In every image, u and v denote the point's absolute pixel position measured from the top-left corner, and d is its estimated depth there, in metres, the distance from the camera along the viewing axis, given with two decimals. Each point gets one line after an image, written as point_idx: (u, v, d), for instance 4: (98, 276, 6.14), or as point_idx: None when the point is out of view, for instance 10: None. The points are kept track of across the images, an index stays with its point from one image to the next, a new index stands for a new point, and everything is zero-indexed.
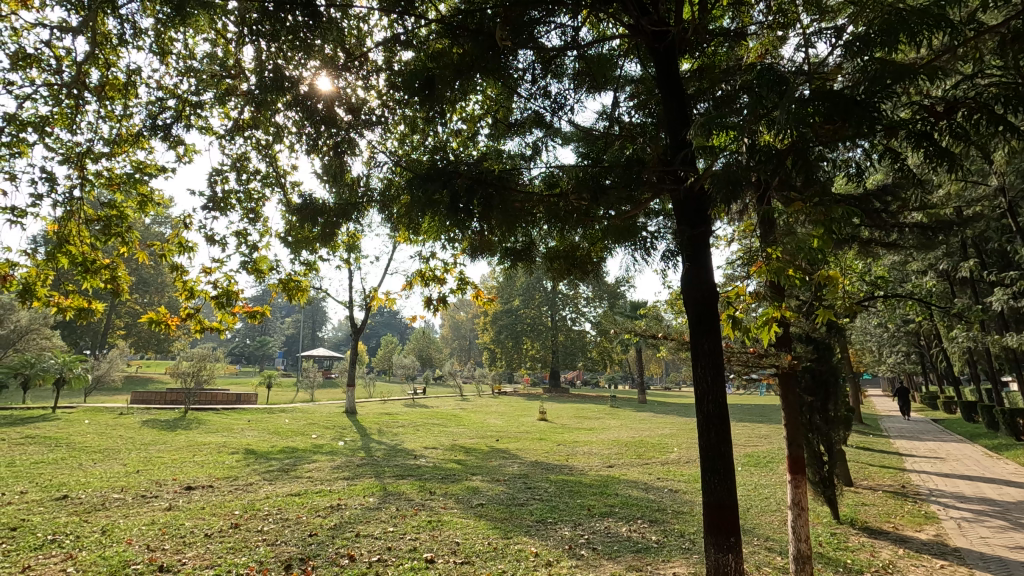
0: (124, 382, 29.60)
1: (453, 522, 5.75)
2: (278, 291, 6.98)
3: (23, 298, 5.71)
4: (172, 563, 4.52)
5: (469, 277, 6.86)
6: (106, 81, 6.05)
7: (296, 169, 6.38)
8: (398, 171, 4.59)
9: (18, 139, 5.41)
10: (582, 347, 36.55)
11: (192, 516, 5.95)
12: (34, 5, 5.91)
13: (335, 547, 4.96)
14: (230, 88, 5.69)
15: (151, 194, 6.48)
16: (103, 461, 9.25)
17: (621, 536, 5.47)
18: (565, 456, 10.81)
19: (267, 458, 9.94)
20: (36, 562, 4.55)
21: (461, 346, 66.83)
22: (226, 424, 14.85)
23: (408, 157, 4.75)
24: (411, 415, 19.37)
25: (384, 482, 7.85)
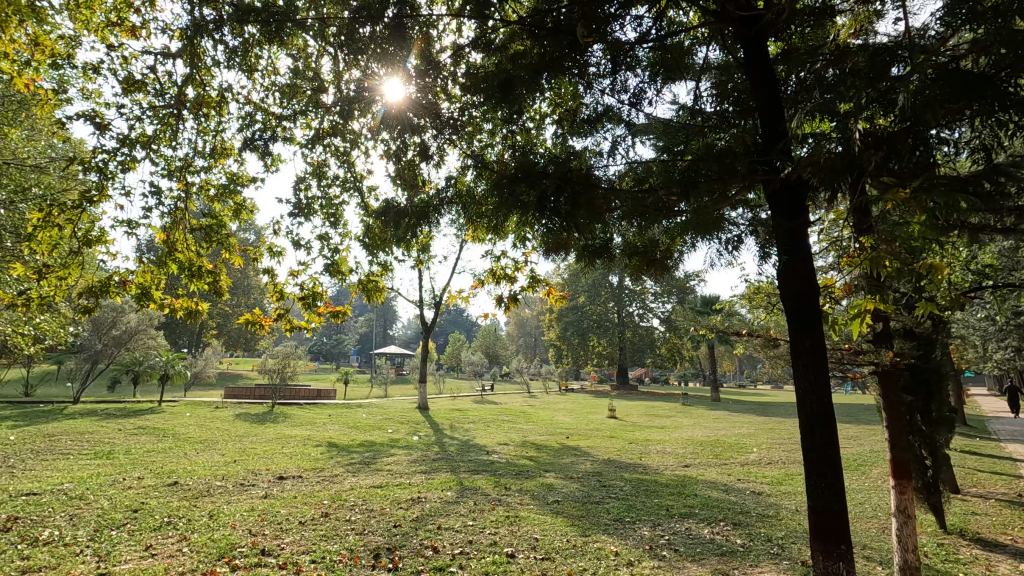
0: (217, 378, 32.03)
1: (531, 518, 5.80)
2: (357, 291, 7.29)
3: (142, 301, 6.28)
4: (272, 548, 4.85)
5: (539, 275, 6.89)
6: (202, 98, 6.57)
7: (373, 173, 6.67)
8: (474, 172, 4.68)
9: (130, 156, 5.99)
10: (651, 343, 35.78)
11: (286, 504, 6.36)
12: (140, 35, 6.49)
13: (419, 538, 5.12)
14: (310, 98, 6.02)
15: (244, 202, 7.07)
16: (204, 451, 10.04)
17: (703, 538, 5.32)
18: (639, 455, 10.65)
19: (348, 451, 10.43)
20: (157, 542, 5.04)
21: (528, 344, 67.19)
22: (310, 419, 15.71)
23: (482, 156, 4.83)
24: (480, 412, 19.68)
25: (460, 477, 8.04)
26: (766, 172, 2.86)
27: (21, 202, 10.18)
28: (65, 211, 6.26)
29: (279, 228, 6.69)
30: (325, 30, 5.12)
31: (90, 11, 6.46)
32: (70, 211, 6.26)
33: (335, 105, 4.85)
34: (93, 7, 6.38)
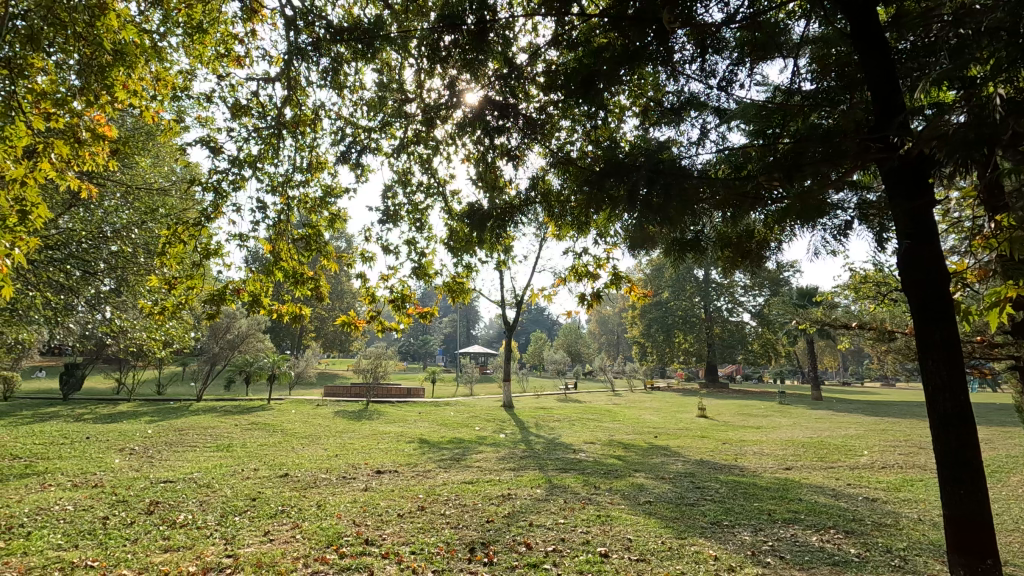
0: (317, 378, 34.34)
1: (623, 518, 5.71)
2: (443, 292, 7.54)
3: (253, 307, 6.86)
4: (375, 538, 5.12)
5: (622, 271, 6.76)
6: (299, 117, 7.06)
7: (455, 177, 6.86)
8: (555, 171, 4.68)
9: (239, 175, 6.58)
10: (742, 339, 33.99)
11: (385, 497, 6.69)
12: (244, 63, 7.09)
13: (512, 534, 5.20)
14: (394, 109, 6.30)
15: (338, 212, 7.53)
16: (309, 445, 10.80)
17: (811, 546, 4.98)
18: (734, 456, 10.16)
19: (439, 448, 10.80)
20: (273, 528, 5.48)
21: (610, 342, 66.18)
22: (401, 416, 16.42)
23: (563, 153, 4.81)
24: (564, 410, 19.66)
25: (548, 474, 8.06)
26: (879, 150, 2.60)
27: (150, 221, 11.45)
28: (188, 228, 6.98)
29: (370, 235, 7.07)
30: (407, 42, 5.33)
31: (202, 46, 7.14)
32: (191, 228, 6.97)
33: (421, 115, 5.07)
34: (204, 42, 7.05)
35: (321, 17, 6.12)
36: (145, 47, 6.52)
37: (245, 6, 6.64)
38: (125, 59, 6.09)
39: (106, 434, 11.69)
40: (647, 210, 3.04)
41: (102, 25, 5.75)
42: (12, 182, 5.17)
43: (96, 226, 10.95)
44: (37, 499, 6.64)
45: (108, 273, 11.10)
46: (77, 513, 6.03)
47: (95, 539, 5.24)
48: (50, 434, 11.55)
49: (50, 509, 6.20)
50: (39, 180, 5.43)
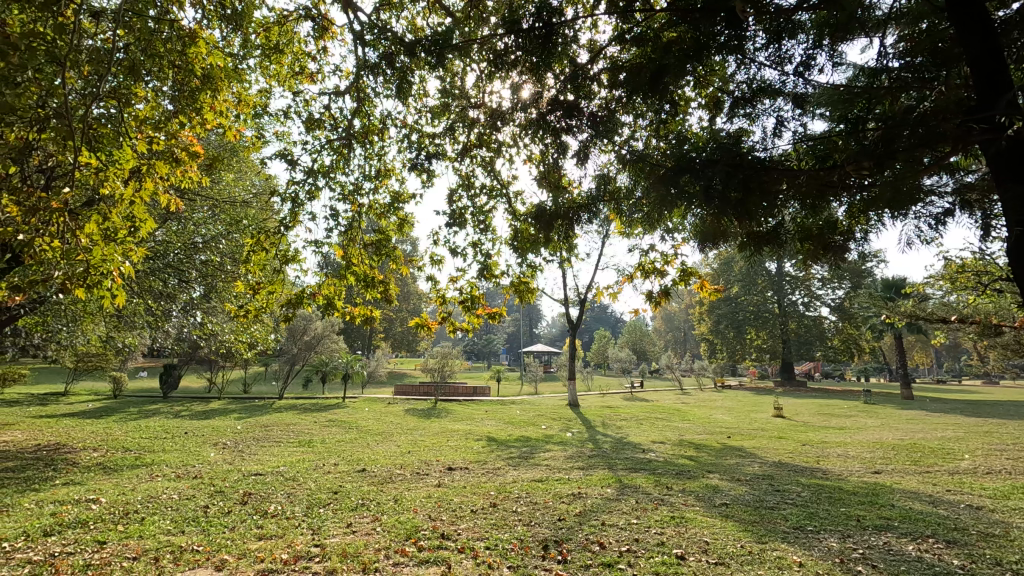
0: (387, 377, 35.62)
1: (699, 520, 5.57)
2: (510, 292, 7.64)
3: (329, 310, 7.23)
4: (450, 533, 5.28)
5: (692, 267, 6.57)
6: (368, 127, 7.37)
7: (518, 178, 6.95)
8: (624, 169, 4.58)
9: (313, 186, 6.96)
10: (820, 335, 32.17)
11: (458, 493, 6.87)
12: (317, 79, 7.48)
13: (584, 533, 5.21)
14: (458, 114, 6.46)
15: (405, 217, 7.79)
16: (384, 442, 11.25)
17: (907, 555, 4.67)
18: (816, 458, 9.64)
19: (507, 446, 10.94)
20: (355, 520, 5.76)
21: (676, 339, 64.43)
22: (469, 414, 16.75)
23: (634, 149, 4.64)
24: (632, 409, 19.33)
25: (619, 474, 7.98)
26: (985, 130, 2.39)
27: (235, 232, 12.29)
28: (269, 237, 7.46)
29: (437, 239, 7.28)
30: (470, 49, 5.46)
31: (280, 66, 7.60)
32: (273, 236, 7.45)
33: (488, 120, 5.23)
34: (281, 61, 7.49)
35: (387, 31, 6.37)
36: (229, 70, 7.02)
37: (316, 25, 7.01)
38: (213, 83, 6.60)
39: (201, 430, 12.67)
40: (722, 202, 3.01)
41: (192, 53, 6.25)
42: (122, 201, 5.73)
43: (189, 237, 11.87)
44: (148, 487, 7.32)
45: (200, 281, 12.01)
46: (182, 502, 6.59)
47: (198, 525, 5.72)
48: (155, 429, 12.67)
49: (159, 497, 6.82)
50: (145, 197, 5.98)
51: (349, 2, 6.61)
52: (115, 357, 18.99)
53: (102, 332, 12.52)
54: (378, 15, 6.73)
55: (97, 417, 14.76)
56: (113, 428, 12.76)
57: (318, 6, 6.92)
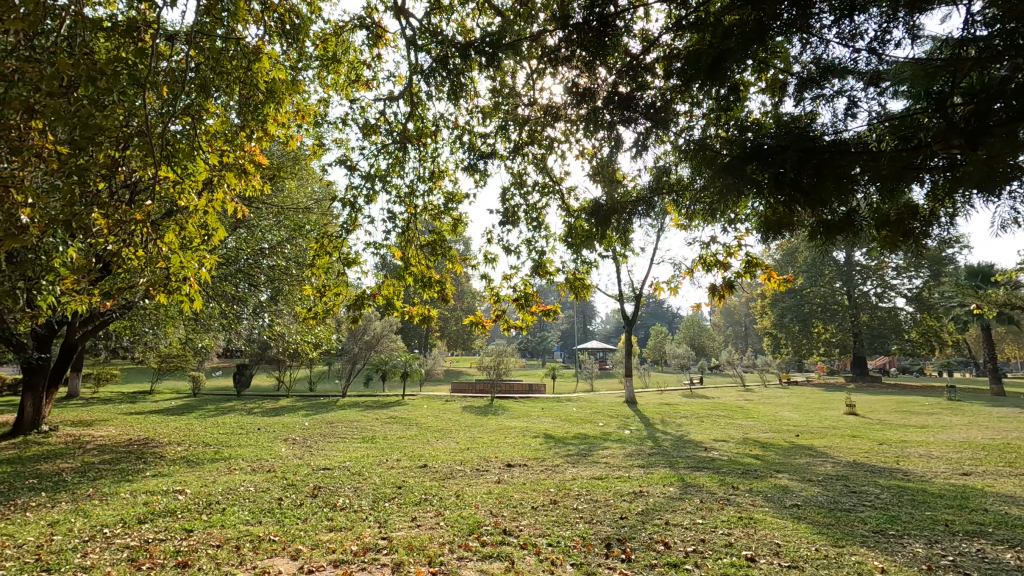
0: (444, 374, 36.32)
1: (768, 522, 5.36)
2: (564, 289, 7.60)
3: (388, 310, 7.43)
4: (512, 529, 5.32)
5: (755, 258, 6.30)
6: (421, 130, 7.52)
7: (571, 174, 6.90)
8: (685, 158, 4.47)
9: (371, 190, 7.18)
10: (896, 327, 30.21)
11: (518, 489, 6.92)
12: (371, 86, 7.69)
13: (648, 532, 5.12)
14: (509, 113, 6.50)
15: (459, 217, 7.90)
16: (443, 439, 11.47)
17: (1004, 564, 4.31)
18: (895, 458, 9.06)
19: (564, 443, 10.91)
20: (419, 515, 5.91)
21: (737, 334, 62.25)
22: (525, 412, 16.80)
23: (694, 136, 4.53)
24: (692, 406, 18.82)
25: (681, 473, 7.81)
26: None
27: (298, 237, 12.84)
28: (330, 240, 7.76)
29: (491, 237, 7.34)
30: (519, 47, 5.47)
31: (338, 76, 7.89)
32: (334, 240, 7.73)
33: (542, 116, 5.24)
34: (338, 71, 7.76)
35: (438, 34, 6.48)
36: (290, 82, 7.34)
37: (371, 33, 7.21)
38: (276, 96, 6.91)
39: (273, 426, 13.32)
40: (791, 188, 2.90)
41: (257, 68, 6.57)
42: (198, 211, 6.10)
43: (257, 243, 12.52)
44: (227, 480, 7.78)
45: (268, 285, 12.65)
46: (258, 494, 6.97)
47: (274, 516, 6.03)
48: (231, 425, 13.43)
49: (237, 489, 7.22)
50: (217, 207, 6.34)
51: (402, 9, 6.76)
52: (194, 357, 20.27)
53: (182, 334, 13.38)
54: (429, 20, 6.85)
55: (179, 414, 15.80)
56: (194, 424, 13.62)
57: (372, 15, 7.11)
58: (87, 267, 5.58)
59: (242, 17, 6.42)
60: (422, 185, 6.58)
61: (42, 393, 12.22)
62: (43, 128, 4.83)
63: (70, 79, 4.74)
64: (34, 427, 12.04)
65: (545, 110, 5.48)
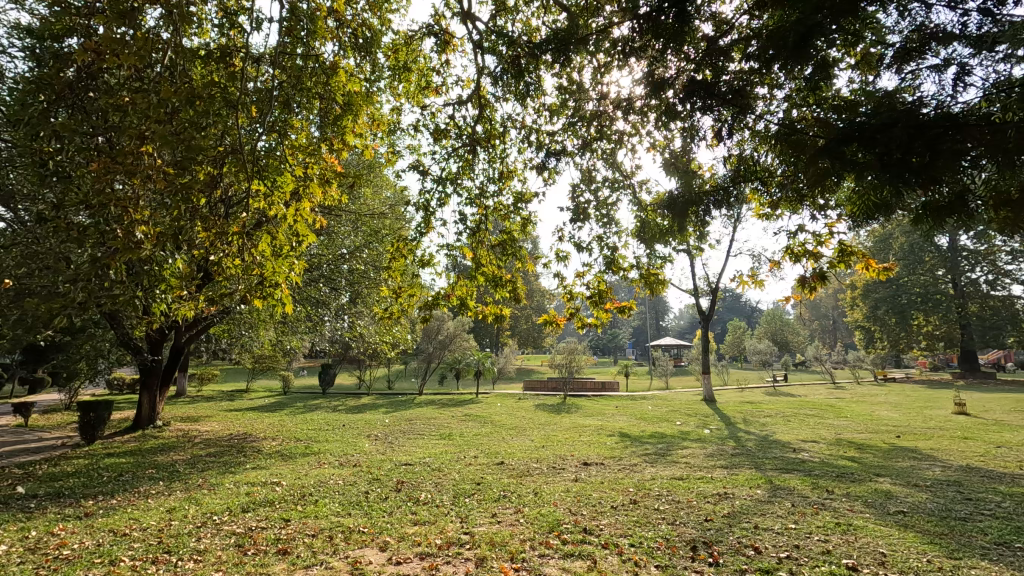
0: (516, 373, 36.67)
1: (870, 529, 4.99)
2: (638, 285, 7.45)
3: (462, 310, 7.58)
4: (593, 528, 5.28)
5: (849, 245, 5.85)
6: (489, 132, 7.62)
7: (642, 167, 6.74)
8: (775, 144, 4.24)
9: (442, 194, 7.36)
10: (1013, 318, 27.19)
11: (596, 488, 6.86)
12: (441, 91, 7.88)
13: (736, 535, 4.92)
14: (576, 109, 6.45)
15: (528, 216, 7.95)
16: (518, 436, 11.58)
17: None
18: (1018, 462, 8.17)
19: (642, 442, 10.69)
20: (499, 511, 6.00)
21: (823, 328, 58.49)
22: (599, 410, 16.61)
23: (780, 121, 4.29)
24: (777, 404, 17.84)
25: (768, 475, 7.44)
26: None
27: (375, 242, 13.32)
28: (405, 243, 8.03)
29: (561, 235, 7.32)
30: (588, 42, 5.40)
31: (408, 84, 8.14)
32: (408, 243, 8.00)
33: (615, 111, 5.16)
34: (408, 79, 8.00)
35: (504, 35, 6.54)
36: (365, 93, 7.66)
37: (439, 40, 7.38)
38: (353, 108, 7.24)
39: (356, 423, 13.99)
40: (902, 170, 2.65)
41: (335, 83, 6.91)
42: (286, 221, 6.50)
43: (337, 249, 13.17)
44: (317, 473, 8.26)
45: (348, 288, 13.30)
46: (347, 487, 7.35)
47: (362, 509, 6.33)
48: (319, 421, 14.24)
49: (328, 482, 7.65)
50: (303, 215, 6.73)
51: (468, 14, 6.87)
52: (283, 357, 21.62)
53: (273, 336, 14.31)
54: (494, 22, 6.93)
55: (273, 411, 16.94)
56: (286, 421, 14.55)
57: (439, 22, 7.29)
58: (192, 275, 6.08)
59: (320, 35, 6.78)
60: (495, 186, 6.71)
61: (156, 392, 13.53)
62: (153, 152, 5.30)
63: (174, 106, 5.16)
64: (150, 422, 13.37)
65: (616, 103, 5.38)
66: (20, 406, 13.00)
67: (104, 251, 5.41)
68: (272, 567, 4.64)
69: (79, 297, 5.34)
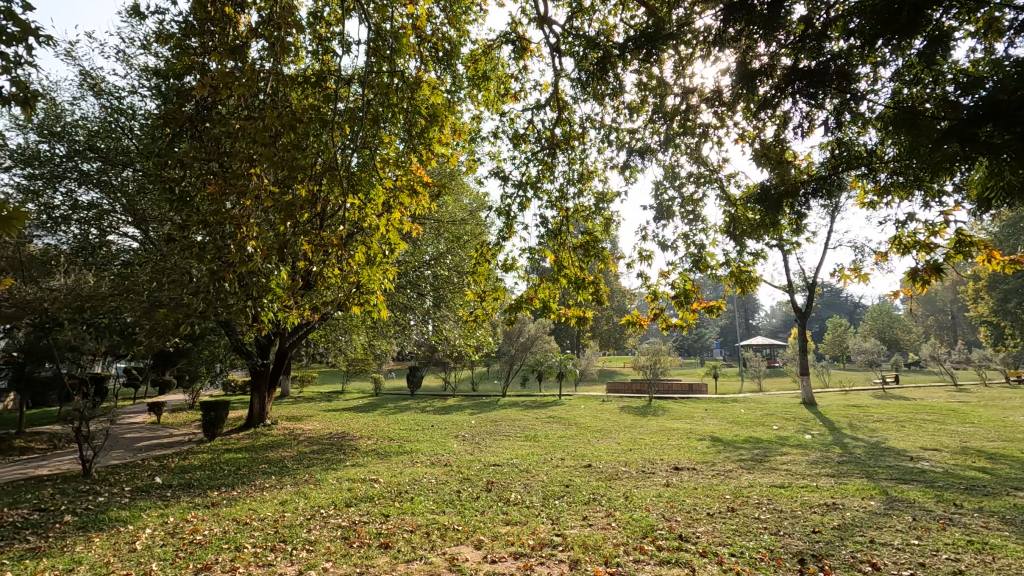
0: (599, 375, 36.22)
1: (1010, 549, 4.46)
2: (729, 284, 7.12)
3: (545, 313, 7.60)
4: (689, 535, 5.12)
5: (971, 234, 5.25)
6: (568, 134, 7.62)
7: (730, 160, 6.45)
8: (889, 125, 3.90)
9: (523, 198, 7.45)
10: None
11: (690, 494, 6.63)
12: (518, 97, 7.97)
13: (849, 549, 4.58)
14: (658, 105, 6.31)
15: (610, 216, 7.84)
16: (604, 439, 11.43)
17: None
18: None
19: (736, 447, 10.20)
20: (590, 514, 5.97)
21: (940, 324, 52.86)
22: (688, 413, 16.04)
23: (891, 102, 3.97)
24: (887, 408, 16.36)
25: (883, 485, 6.85)
26: None
27: (457, 247, 13.70)
28: (486, 249, 8.19)
29: (645, 234, 7.17)
30: (668, 38, 5.28)
31: (487, 93, 8.31)
32: (490, 248, 8.16)
33: (704, 103, 5.02)
34: (488, 88, 8.17)
35: (580, 36, 6.52)
36: (446, 105, 7.92)
37: (516, 48, 7.49)
38: (436, 120, 7.51)
39: (444, 423, 14.44)
40: None
41: (419, 97, 7.21)
42: (379, 231, 6.86)
43: (421, 256, 13.67)
44: (411, 472, 8.62)
45: (433, 293, 13.74)
46: (440, 485, 7.62)
47: (455, 507, 6.54)
48: (409, 422, 14.83)
49: (422, 481, 7.96)
50: (394, 225, 7.09)
51: (545, 18, 6.92)
52: (375, 361, 22.71)
53: (366, 340, 15.10)
54: (571, 23, 6.91)
55: (367, 411, 17.86)
56: (379, 421, 15.30)
57: (516, 29, 7.40)
58: (296, 285, 6.56)
59: (403, 52, 7.08)
60: (577, 185, 6.72)
61: (264, 393, 14.72)
62: (260, 174, 5.75)
63: (277, 130, 5.59)
64: (260, 420, 14.57)
65: (702, 96, 5.19)
66: (153, 405, 14.63)
67: (221, 265, 5.95)
68: (375, 560, 4.91)
69: (201, 307, 5.92)
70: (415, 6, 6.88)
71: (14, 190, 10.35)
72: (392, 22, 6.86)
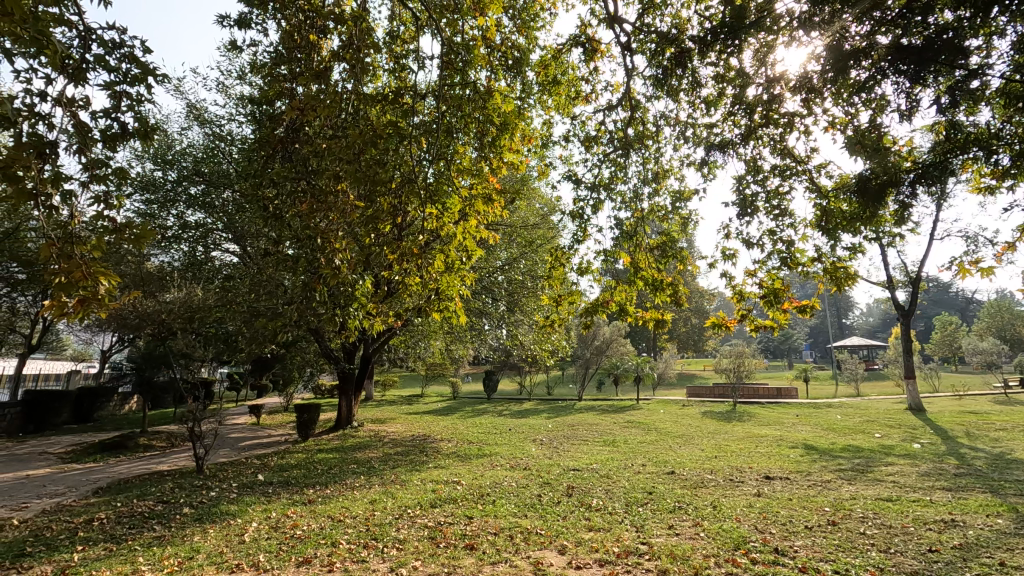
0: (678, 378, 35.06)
1: None
2: (823, 281, 6.67)
3: (622, 315, 7.47)
4: (785, 548, 4.84)
5: None
6: (642, 134, 7.47)
7: (819, 150, 6.07)
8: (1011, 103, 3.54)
9: (596, 199, 7.39)
10: None
11: (785, 505, 6.27)
12: (589, 99, 7.91)
13: (974, 572, 4.15)
14: (737, 97, 6.05)
15: (688, 215, 7.59)
16: (686, 445, 11.04)
17: None
18: None
19: (834, 456, 9.51)
20: (676, 523, 5.79)
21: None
22: (777, 419, 15.16)
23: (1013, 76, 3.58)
24: (1012, 416, 14.62)
25: (1012, 501, 6.13)
26: None
27: (530, 251, 13.81)
28: (561, 252, 8.18)
29: (727, 232, 6.89)
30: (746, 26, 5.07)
31: (557, 97, 8.32)
32: (565, 252, 8.14)
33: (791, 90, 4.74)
34: (558, 92, 8.17)
35: (652, 32, 6.40)
36: (517, 112, 8.00)
37: (586, 49, 7.45)
38: (508, 127, 7.61)
39: (521, 427, 14.52)
40: None
41: (491, 106, 7.34)
42: (456, 239, 7.03)
43: (495, 261, 13.86)
44: (491, 475, 8.75)
45: (507, 298, 13.88)
46: (520, 489, 7.69)
47: (537, 511, 6.56)
48: (487, 425, 15.04)
49: (502, 484, 8.05)
50: (470, 233, 7.24)
51: (615, 18, 6.85)
52: (452, 365, 23.23)
53: (443, 345, 15.50)
54: (642, 20, 6.78)
55: (446, 415, 18.31)
56: (458, 424, 15.64)
57: (585, 31, 7.37)
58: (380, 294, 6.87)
59: (474, 63, 7.23)
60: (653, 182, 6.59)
61: (351, 396, 15.52)
62: (346, 190, 6.07)
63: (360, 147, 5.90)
64: (348, 422, 15.34)
65: (787, 84, 4.92)
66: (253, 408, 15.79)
67: (312, 276, 6.35)
68: (462, 561, 5.02)
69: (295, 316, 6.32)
70: (485, 18, 7.04)
71: (135, 213, 11.57)
72: (463, 35, 7.04)
